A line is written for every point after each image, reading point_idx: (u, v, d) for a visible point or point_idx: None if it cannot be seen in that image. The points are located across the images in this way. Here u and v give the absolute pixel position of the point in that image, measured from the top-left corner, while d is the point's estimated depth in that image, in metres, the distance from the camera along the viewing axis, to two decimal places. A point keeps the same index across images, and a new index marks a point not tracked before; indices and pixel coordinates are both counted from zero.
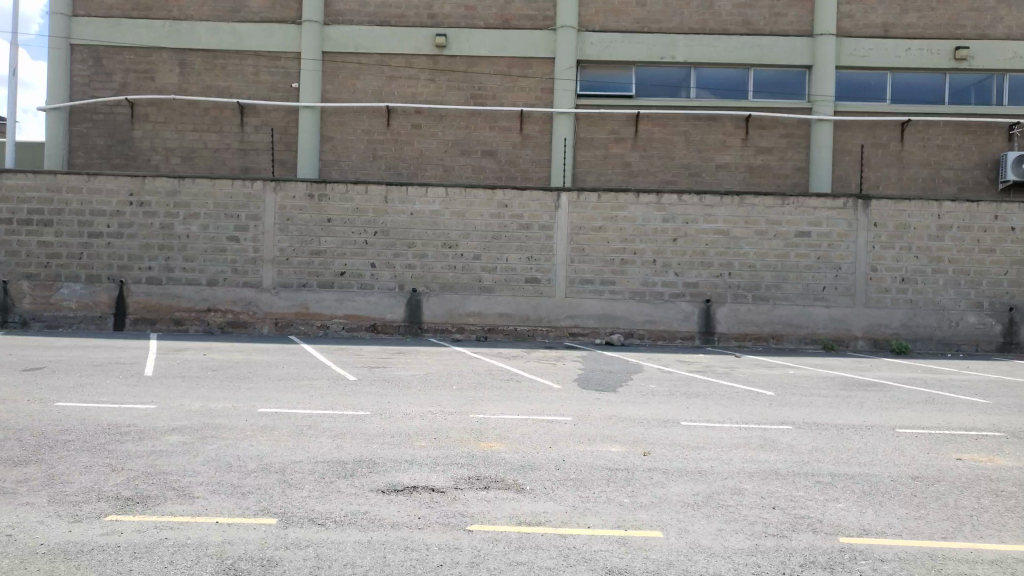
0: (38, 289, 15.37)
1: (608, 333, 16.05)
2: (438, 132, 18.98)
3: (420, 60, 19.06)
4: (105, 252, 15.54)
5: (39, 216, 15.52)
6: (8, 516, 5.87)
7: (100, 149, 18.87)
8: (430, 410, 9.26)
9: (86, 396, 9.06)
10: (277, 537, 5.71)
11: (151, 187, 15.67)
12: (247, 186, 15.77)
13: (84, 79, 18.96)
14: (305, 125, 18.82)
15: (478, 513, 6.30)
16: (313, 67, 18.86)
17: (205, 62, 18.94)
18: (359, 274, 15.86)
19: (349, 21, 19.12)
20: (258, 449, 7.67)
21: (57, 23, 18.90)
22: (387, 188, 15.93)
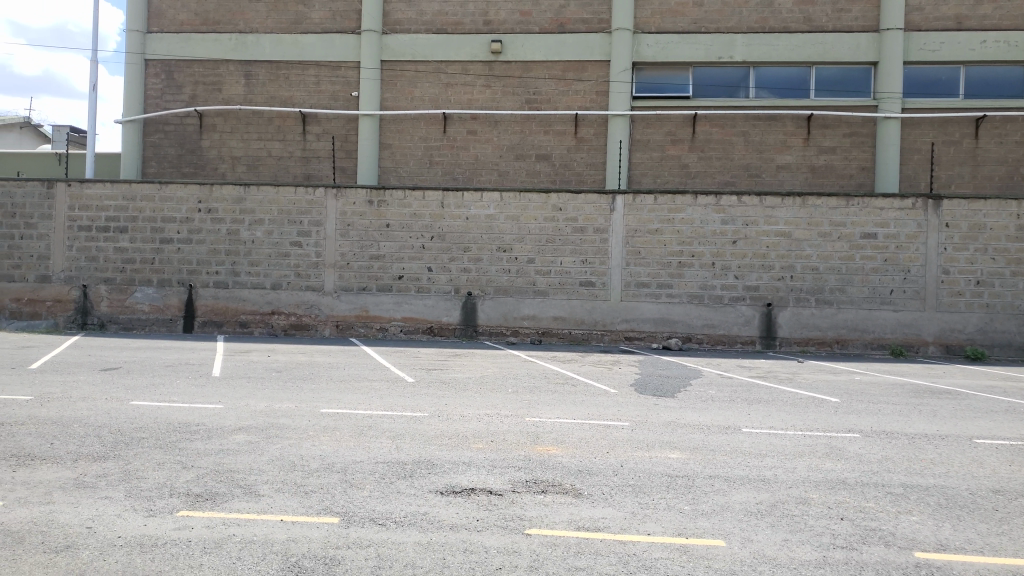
0: (114, 293, 16.10)
1: (665, 337, 15.90)
2: (493, 137, 19.11)
3: (476, 66, 19.24)
4: (176, 258, 16.17)
5: (115, 223, 16.23)
6: (89, 509, 6.17)
7: (172, 159, 19.65)
8: (487, 413, 9.32)
9: (159, 395, 9.45)
10: (339, 536, 5.83)
11: (219, 194, 16.21)
12: (309, 193, 16.18)
13: (157, 92, 19.80)
14: (365, 132, 19.20)
15: (536, 517, 6.30)
16: (372, 76, 19.23)
17: (269, 73, 19.54)
18: (417, 278, 16.08)
19: (407, 30, 19.45)
20: (320, 449, 7.85)
21: (132, 40, 19.78)
22: (444, 194, 16.11)
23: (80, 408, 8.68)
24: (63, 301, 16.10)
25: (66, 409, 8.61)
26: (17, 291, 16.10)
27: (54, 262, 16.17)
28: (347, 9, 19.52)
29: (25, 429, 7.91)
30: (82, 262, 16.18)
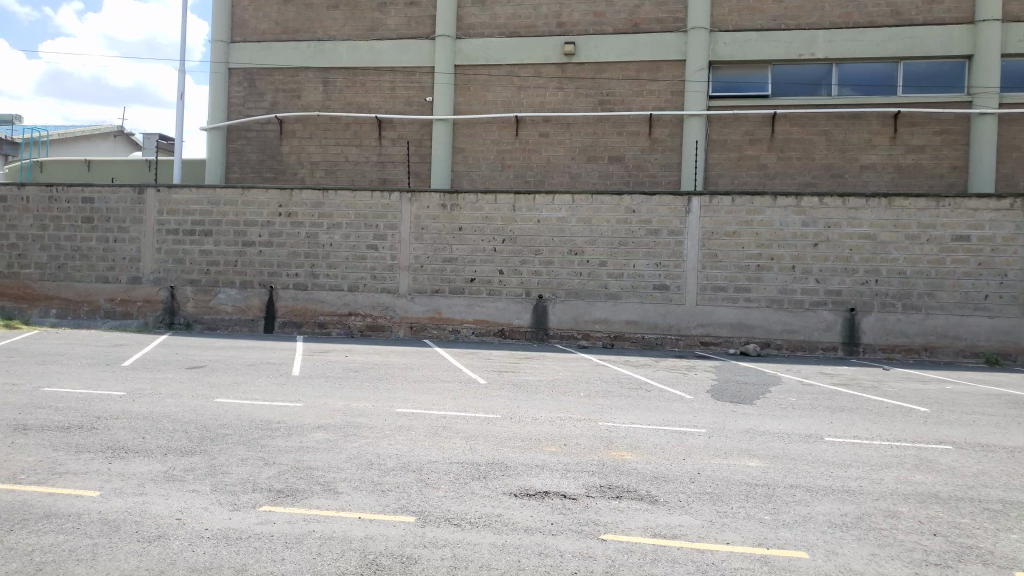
0: (199, 294, 16.76)
1: (742, 342, 15.53)
2: (566, 139, 19.06)
3: (548, 69, 19.25)
4: (257, 260, 16.71)
5: (201, 226, 16.88)
6: (178, 501, 6.41)
7: (253, 164, 20.31)
8: (561, 416, 9.27)
9: (242, 393, 9.75)
10: (415, 535, 5.89)
11: (299, 199, 16.66)
12: (385, 197, 16.48)
13: (240, 100, 20.55)
14: (438, 136, 19.44)
15: (611, 522, 6.22)
16: (446, 80, 19.47)
17: (346, 80, 20.01)
18: (489, 281, 16.16)
19: (481, 34, 19.62)
20: (397, 448, 7.95)
21: (217, 50, 20.58)
22: (515, 197, 16.14)
23: (169, 405, 9.03)
24: (152, 302, 16.84)
25: (156, 405, 8.99)
26: (110, 291, 16.92)
27: (144, 264, 16.93)
28: (422, 15, 19.85)
29: (121, 422, 8.30)
30: (169, 264, 16.88)
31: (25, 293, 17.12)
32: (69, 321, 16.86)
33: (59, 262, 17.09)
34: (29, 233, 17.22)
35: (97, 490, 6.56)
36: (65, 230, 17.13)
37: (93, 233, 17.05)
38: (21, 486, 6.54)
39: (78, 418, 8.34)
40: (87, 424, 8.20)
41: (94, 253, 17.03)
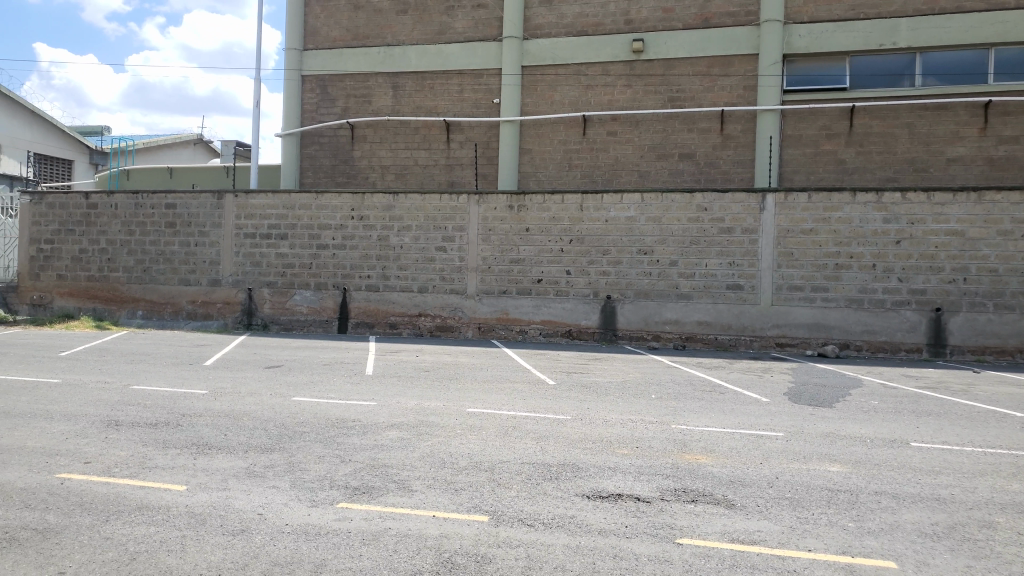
0: (276, 296, 17.26)
1: (820, 343, 15.08)
2: (634, 137, 18.86)
3: (617, 67, 19.10)
4: (331, 263, 17.10)
5: (277, 230, 17.38)
6: (260, 496, 6.60)
7: (326, 169, 20.81)
8: (632, 418, 9.15)
9: (318, 392, 9.98)
10: (490, 535, 5.90)
11: (370, 202, 16.98)
12: (454, 199, 16.62)
13: (313, 107, 21.11)
14: (506, 138, 19.52)
15: (687, 526, 6.09)
16: (513, 82, 19.56)
17: (415, 84, 20.31)
18: (556, 282, 16.13)
19: (548, 34, 19.62)
20: (468, 447, 7.99)
21: (291, 58, 21.19)
22: (583, 197, 16.07)
23: (251, 403, 9.33)
24: (231, 303, 17.44)
25: (238, 403, 9.29)
26: (192, 294, 17.60)
27: (224, 267, 17.54)
28: (490, 17, 19.98)
29: (204, 420, 8.60)
30: (247, 266, 17.45)
31: (114, 295, 17.97)
32: (154, 322, 17.62)
33: (144, 265, 17.87)
34: (117, 238, 18.07)
35: (184, 485, 6.81)
36: (151, 235, 17.89)
37: (175, 238, 17.76)
38: (115, 478, 6.86)
39: (165, 415, 8.69)
40: (173, 421, 8.53)
41: (176, 257, 17.74)
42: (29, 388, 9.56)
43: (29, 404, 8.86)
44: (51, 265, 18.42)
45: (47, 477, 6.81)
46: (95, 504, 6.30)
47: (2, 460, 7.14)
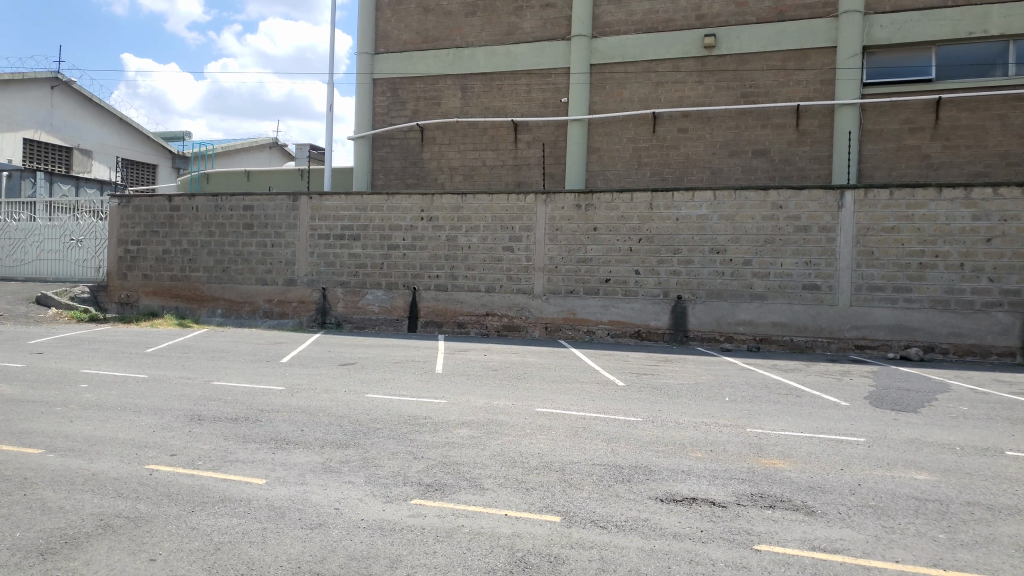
0: (348, 295, 17.63)
1: (903, 346, 14.51)
2: (706, 134, 18.52)
3: (687, 63, 18.81)
4: (401, 263, 17.36)
5: (349, 231, 17.74)
6: (336, 491, 6.73)
7: (396, 171, 21.16)
8: (704, 421, 8.96)
9: (391, 389, 10.14)
10: (563, 535, 5.86)
11: (439, 203, 17.18)
12: (521, 199, 16.65)
13: (384, 110, 21.49)
14: (574, 137, 19.46)
15: (766, 532, 5.92)
16: (581, 80, 19.49)
17: (484, 85, 20.46)
18: (625, 281, 15.98)
19: (617, 31, 19.46)
20: (538, 447, 7.97)
21: (363, 62, 21.63)
22: (653, 196, 15.88)
23: (326, 399, 9.53)
24: (306, 302, 17.87)
25: (315, 399, 9.52)
26: (268, 293, 18.12)
27: (298, 267, 18.00)
28: (558, 17, 19.95)
29: (281, 415, 8.83)
30: (321, 267, 17.86)
31: (195, 295, 18.67)
32: (233, 321, 18.22)
33: (223, 266, 18.51)
34: (197, 239, 18.77)
35: (264, 478, 7.00)
36: (228, 236, 18.52)
37: (252, 239, 18.33)
38: (200, 471, 7.11)
39: (246, 410, 8.98)
40: (252, 416, 8.79)
41: (253, 257, 18.31)
42: (119, 382, 10.04)
43: (120, 398, 9.28)
44: (137, 266, 19.28)
45: (138, 468, 7.11)
46: (182, 495, 6.54)
47: (96, 451, 7.49)
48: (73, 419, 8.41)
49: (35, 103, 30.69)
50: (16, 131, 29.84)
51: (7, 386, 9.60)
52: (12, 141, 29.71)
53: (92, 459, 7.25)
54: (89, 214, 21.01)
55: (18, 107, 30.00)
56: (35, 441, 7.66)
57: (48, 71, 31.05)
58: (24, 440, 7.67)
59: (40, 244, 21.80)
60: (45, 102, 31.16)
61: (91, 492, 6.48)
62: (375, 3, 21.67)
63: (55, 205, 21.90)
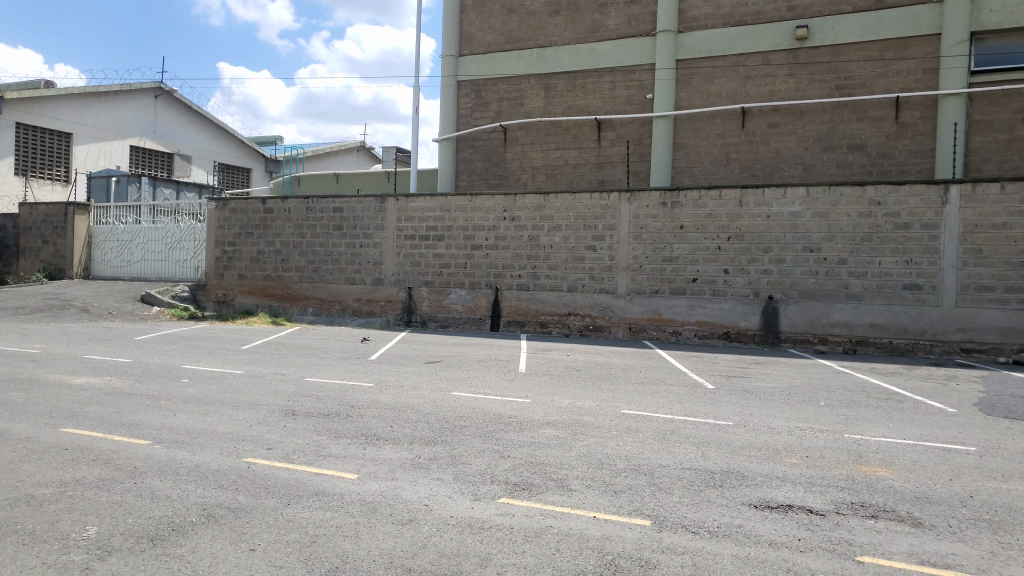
0: (433, 294, 17.90)
1: (1015, 350, 13.66)
2: (798, 129, 17.96)
3: (778, 56, 18.28)
4: (484, 263, 17.51)
5: (434, 231, 18.01)
6: (426, 488, 6.81)
7: (480, 172, 21.36)
8: (798, 426, 8.65)
9: (475, 388, 10.22)
10: (653, 540, 5.75)
11: (522, 203, 17.23)
12: (604, 198, 16.53)
13: (467, 111, 21.73)
14: (659, 134, 19.18)
15: (868, 544, 5.65)
16: (667, 76, 19.19)
17: (567, 84, 20.41)
18: (712, 281, 15.63)
19: (704, 26, 19.08)
20: (627, 450, 7.87)
21: (447, 64, 21.92)
22: (742, 192, 15.49)
23: (414, 397, 9.68)
24: (393, 301, 18.23)
25: (404, 396, 9.70)
26: (356, 292, 18.59)
27: (385, 267, 18.38)
28: (643, 13, 19.69)
29: (371, 412, 9.01)
30: (407, 266, 18.19)
31: (288, 293, 19.34)
32: (323, 319, 18.76)
33: (314, 266, 19.09)
34: (288, 240, 19.43)
35: (355, 473, 7.16)
36: (318, 237, 19.10)
37: (341, 240, 18.83)
38: (295, 465, 7.33)
39: (337, 406, 9.22)
40: (343, 412, 9.01)
41: (343, 257, 18.81)
42: (217, 377, 10.49)
43: (219, 393, 9.68)
44: (233, 266, 20.10)
45: (237, 460, 7.40)
46: (279, 487, 6.75)
47: (198, 443, 7.83)
48: (177, 412, 8.84)
49: (140, 112, 32.47)
50: (123, 138, 31.65)
51: (117, 379, 10.19)
52: (118, 148, 31.53)
53: (195, 451, 7.59)
54: (188, 217, 22.08)
55: (125, 116, 31.81)
56: (143, 433, 8.08)
57: (151, 81, 32.79)
58: (133, 431, 8.10)
59: (145, 245, 23.06)
60: (150, 110, 32.93)
61: (195, 482, 6.77)
62: (459, 6, 21.94)
63: (158, 208, 23.11)
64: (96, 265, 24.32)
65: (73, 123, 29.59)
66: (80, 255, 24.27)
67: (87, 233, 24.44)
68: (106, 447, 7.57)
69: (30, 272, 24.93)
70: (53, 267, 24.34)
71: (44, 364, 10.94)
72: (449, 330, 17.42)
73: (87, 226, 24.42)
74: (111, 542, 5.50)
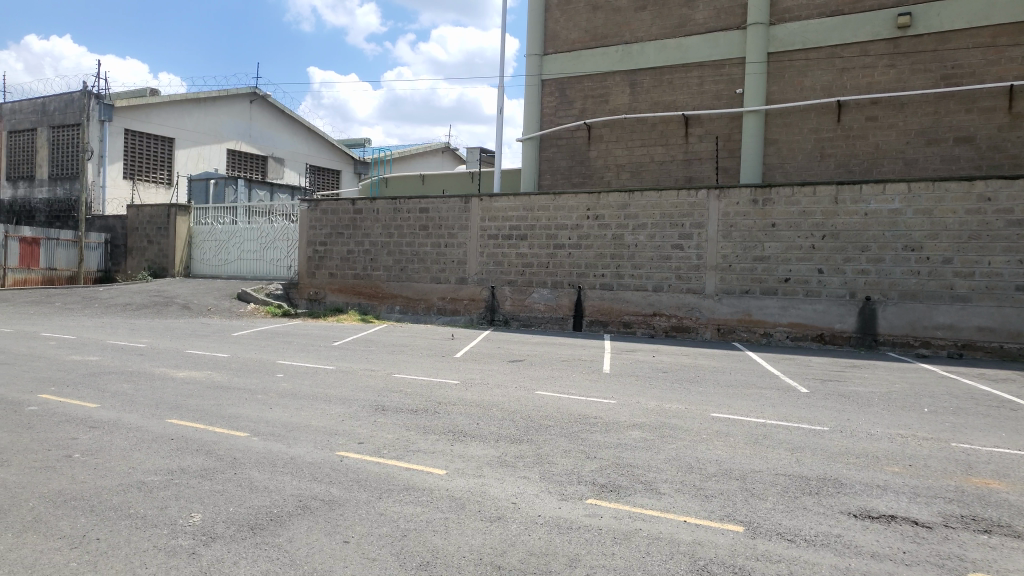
0: (516, 293, 17.99)
1: None
2: (898, 122, 17.18)
3: (877, 46, 17.52)
4: (567, 262, 17.47)
5: (517, 230, 18.09)
6: (512, 486, 6.83)
7: (563, 170, 21.32)
8: (900, 433, 8.26)
9: (559, 387, 10.22)
10: (748, 546, 5.60)
11: (606, 201, 17.09)
12: (692, 195, 16.22)
13: (552, 110, 21.73)
14: (749, 130, 18.69)
15: (982, 560, 5.33)
16: (757, 70, 18.68)
17: (653, 80, 20.13)
18: (805, 281, 15.13)
19: (797, 17, 18.48)
20: (716, 454, 7.68)
21: (532, 63, 21.98)
22: (838, 188, 14.93)
23: (500, 395, 9.75)
24: (476, 300, 18.43)
25: (487, 394, 9.77)
26: (441, 291, 18.88)
27: (469, 267, 18.59)
28: (733, 6, 19.24)
29: (457, 409, 9.12)
30: (490, 266, 18.35)
31: (376, 292, 19.82)
32: (409, 317, 19.13)
33: (401, 265, 19.49)
34: (376, 239, 19.92)
35: (444, 469, 7.25)
36: (405, 237, 19.48)
37: (427, 240, 19.15)
38: (385, 459, 7.49)
39: (425, 402, 9.37)
40: (431, 408, 9.15)
41: (428, 256, 19.13)
42: (311, 372, 10.84)
43: (312, 387, 10.02)
44: (323, 265, 20.75)
45: (330, 454, 7.61)
46: (371, 481, 6.91)
47: (294, 436, 8.10)
48: (273, 405, 9.17)
49: (236, 116, 33.90)
50: (220, 142, 33.12)
51: (217, 373, 10.67)
52: (217, 151, 33.00)
53: (291, 444, 7.85)
54: (282, 218, 22.94)
55: (222, 121, 33.27)
56: (242, 425, 8.42)
57: (247, 88, 34.12)
58: (233, 423, 8.46)
59: (240, 245, 24.09)
60: (245, 115, 34.32)
61: (291, 474, 7.01)
62: (544, 4, 21.96)
63: (253, 209, 24.09)
64: (196, 264, 25.57)
65: (175, 128, 31.14)
66: (181, 254, 25.57)
67: (188, 233, 25.73)
68: (209, 438, 7.93)
69: (136, 270, 26.48)
70: (157, 266, 25.76)
71: (151, 358, 11.59)
72: (532, 329, 17.48)
73: (188, 226, 25.71)
74: (215, 529, 5.75)
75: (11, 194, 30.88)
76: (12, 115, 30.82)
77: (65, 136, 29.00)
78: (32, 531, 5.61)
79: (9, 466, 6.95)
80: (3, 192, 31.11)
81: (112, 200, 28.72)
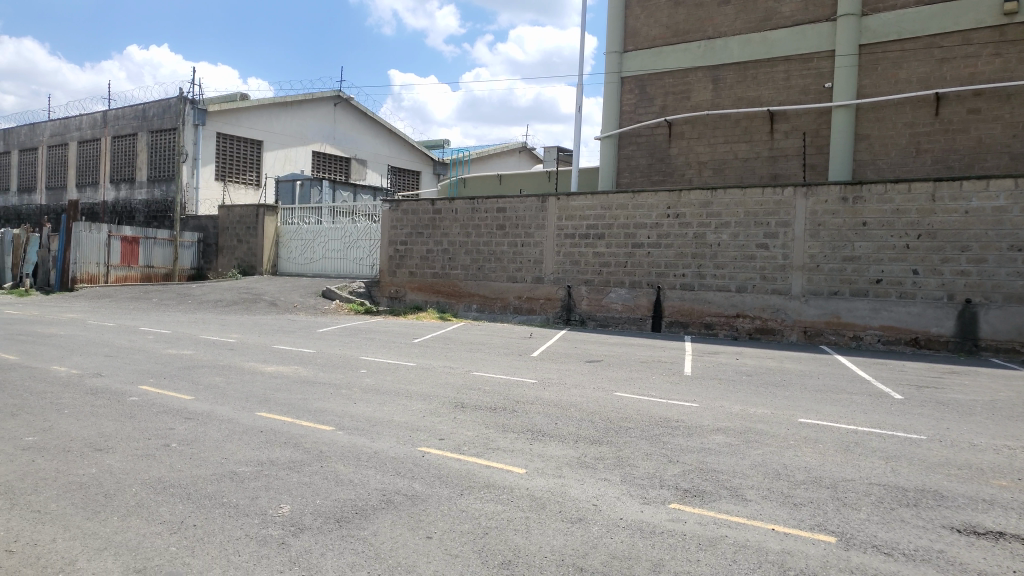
0: (593, 293, 17.88)
1: None
2: (1004, 114, 16.26)
3: (981, 34, 16.63)
4: (646, 262, 17.24)
5: (594, 229, 17.97)
6: (594, 487, 6.78)
7: (643, 169, 21.06)
8: (1007, 444, 7.79)
9: (638, 388, 10.11)
10: (840, 558, 5.38)
11: (687, 199, 16.79)
12: (778, 193, 15.75)
13: (631, 107, 21.49)
14: (838, 125, 18.02)
15: None
16: (848, 63, 18.01)
17: (737, 75, 19.64)
18: (899, 282, 14.48)
19: (892, 6, 17.69)
20: (806, 461, 7.43)
21: (612, 61, 21.79)
22: (936, 185, 14.23)
23: (578, 395, 9.71)
24: (552, 300, 18.42)
25: (564, 394, 9.75)
26: (517, 290, 18.94)
27: (545, 266, 18.60)
28: None
29: (535, 408, 9.13)
30: (567, 265, 18.30)
31: (453, 291, 20.06)
32: (486, 316, 19.29)
33: (478, 264, 19.67)
34: (454, 238, 20.16)
35: (523, 468, 7.25)
36: (483, 237, 19.63)
37: (504, 239, 19.25)
38: (466, 456, 7.55)
39: (504, 401, 9.42)
40: (509, 407, 9.19)
41: (504, 256, 19.23)
42: (392, 369, 11.06)
43: (393, 383, 10.21)
44: (402, 264, 21.14)
45: (412, 449, 7.72)
46: (452, 477, 6.98)
47: (377, 431, 8.27)
48: (356, 400, 9.38)
49: (321, 119, 34.92)
50: (305, 144, 34.21)
51: (303, 368, 11.01)
52: (303, 153, 34.13)
53: (374, 438, 8.01)
54: (366, 218, 23.62)
55: (308, 124, 34.34)
56: (327, 419, 8.64)
57: (331, 91, 35.02)
58: (319, 417, 8.69)
59: (324, 245, 24.83)
60: (329, 117, 35.27)
61: (375, 469, 7.15)
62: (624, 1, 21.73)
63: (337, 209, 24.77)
64: (282, 262, 26.51)
65: (262, 131, 32.35)
66: (268, 253, 26.54)
67: (274, 232, 26.67)
68: (296, 432, 8.18)
69: (225, 268, 27.67)
70: (244, 264, 26.82)
71: (241, 352, 12.06)
72: (610, 330, 17.34)
73: (275, 225, 26.65)
74: (303, 520, 5.91)
75: (111, 196, 32.70)
76: (114, 121, 32.66)
77: (161, 140, 30.53)
78: (136, 515, 5.91)
79: (115, 453, 7.34)
80: (106, 194, 33.00)
81: (204, 200, 30.04)
